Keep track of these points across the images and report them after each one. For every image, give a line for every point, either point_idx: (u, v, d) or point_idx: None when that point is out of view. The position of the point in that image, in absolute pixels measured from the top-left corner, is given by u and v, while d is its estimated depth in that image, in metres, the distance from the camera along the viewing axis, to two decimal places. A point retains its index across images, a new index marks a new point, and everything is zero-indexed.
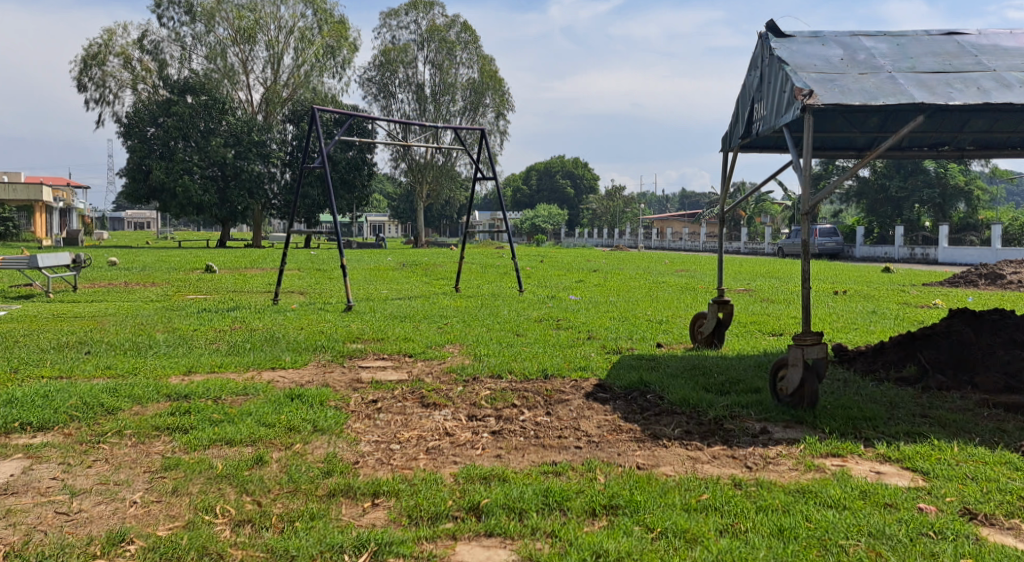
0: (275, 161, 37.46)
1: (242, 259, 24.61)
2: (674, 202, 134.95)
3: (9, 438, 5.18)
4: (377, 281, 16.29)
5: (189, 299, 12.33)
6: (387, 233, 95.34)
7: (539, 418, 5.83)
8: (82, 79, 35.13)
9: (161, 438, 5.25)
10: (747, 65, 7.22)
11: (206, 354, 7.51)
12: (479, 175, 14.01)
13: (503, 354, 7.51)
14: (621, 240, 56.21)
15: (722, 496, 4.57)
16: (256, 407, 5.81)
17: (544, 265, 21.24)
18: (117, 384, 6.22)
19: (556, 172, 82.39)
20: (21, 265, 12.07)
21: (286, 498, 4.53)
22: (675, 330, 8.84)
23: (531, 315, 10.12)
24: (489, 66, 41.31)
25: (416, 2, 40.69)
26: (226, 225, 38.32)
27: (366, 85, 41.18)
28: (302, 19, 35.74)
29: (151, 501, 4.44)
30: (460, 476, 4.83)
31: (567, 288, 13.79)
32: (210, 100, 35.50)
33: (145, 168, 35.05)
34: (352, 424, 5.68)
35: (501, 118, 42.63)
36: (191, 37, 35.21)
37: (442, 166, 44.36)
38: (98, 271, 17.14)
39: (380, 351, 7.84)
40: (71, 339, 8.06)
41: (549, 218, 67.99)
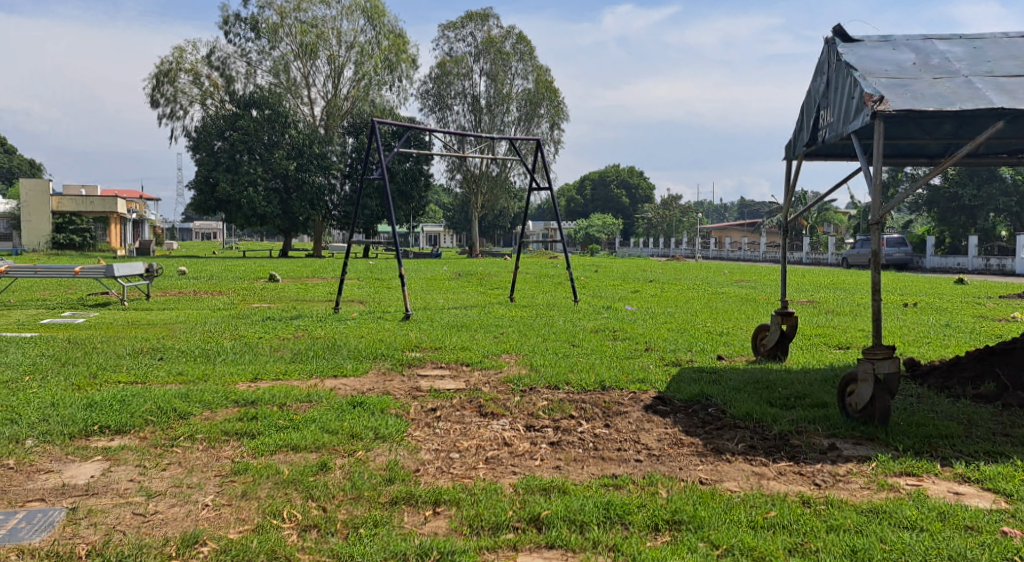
0: (335, 172, 38.14)
1: (303, 269, 25.08)
2: (733, 211, 133.18)
3: (89, 440, 5.38)
4: (433, 290, 16.46)
5: (254, 307, 12.68)
6: (444, 243, 96.27)
7: (597, 429, 5.82)
8: (155, 95, 36.36)
9: (231, 443, 5.41)
10: (813, 71, 7.10)
11: (271, 362, 7.71)
12: (535, 185, 13.96)
13: (560, 364, 7.51)
14: (679, 250, 55.62)
15: (791, 514, 4.50)
16: (320, 414, 5.93)
17: (599, 275, 21.17)
18: (189, 390, 6.44)
19: (612, 182, 81.84)
20: (97, 273, 12.49)
21: (350, 504, 4.61)
22: (736, 342, 8.73)
23: (587, 325, 10.11)
24: (545, 76, 41.42)
25: (473, 14, 41.09)
26: (289, 235, 39.15)
27: (423, 97, 41.67)
28: (362, 34, 36.39)
29: (222, 503, 4.57)
30: (520, 487, 4.86)
31: (623, 298, 13.75)
32: (274, 114, 36.40)
33: (212, 180, 36.09)
34: (413, 432, 5.76)
35: (556, 129, 42.71)
36: (256, 53, 36.14)
37: (497, 177, 44.51)
38: (169, 280, 17.71)
39: (438, 360, 7.94)
40: (145, 346, 8.32)
41: (604, 228, 67.66)
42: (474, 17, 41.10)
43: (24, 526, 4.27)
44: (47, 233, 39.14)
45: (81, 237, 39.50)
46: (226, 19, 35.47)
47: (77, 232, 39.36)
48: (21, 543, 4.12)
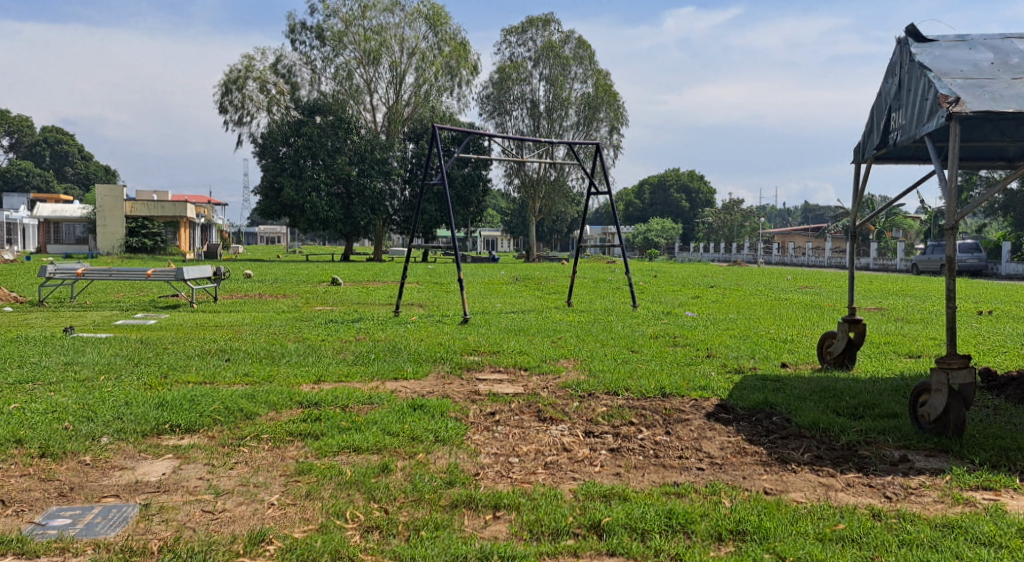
0: (396, 178, 38.56)
1: (365, 273, 25.41)
2: (796, 215, 130.59)
3: (160, 438, 5.55)
4: (491, 294, 16.52)
5: (317, 310, 12.93)
6: (501, 248, 96.67)
7: (658, 436, 5.76)
8: (224, 102, 37.37)
9: (295, 443, 5.52)
10: (884, 72, 6.91)
11: (334, 364, 7.84)
12: (594, 190, 13.90)
13: (619, 370, 7.46)
14: (740, 256, 54.75)
15: (860, 527, 4.38)
16: (380, 416, 6.01)
17: (657, 280, 21.00)
18: (255, 391, 6.58)
19: (671, 185, 80.85)
20: (168, 276, 12.87)
21: (411, 506, 4.65)
22: (801, 350, 8.54)
23: (646, 331, 10.02)
24: (604, 80, 41.24)
25: (535, 19, 41.19)
26: (350, 240, 39.74)
27: (482, 102, 41.90)
28: (424, 40, 36.77)
29: (287, 503, 4.66)
30: (580, 493, 4.84)
31: (684, 304, 13.57)
32: (337, 120, 37.05)
33: (277, 185, 36.91)
34: (472, 435, 5.79)
35: (615, 132, 42.49)
36: (321, 60, 36.85)
37: (555, 181, 44.46)
38: (235, 283, 18.17)
39: (497, 364, 7.96)
40: (213, 347, 8.56)
41: (663, 232, 67.11)
42: (535, 22, 41.18)
43: (100, 521, 4.40)
44: (121, 236, 40.40)
45: (152, 241, 41.31)
46: (293, 27, 36.25)
47: (149, 236, 41.20)
48: (98, 537, 4.23)
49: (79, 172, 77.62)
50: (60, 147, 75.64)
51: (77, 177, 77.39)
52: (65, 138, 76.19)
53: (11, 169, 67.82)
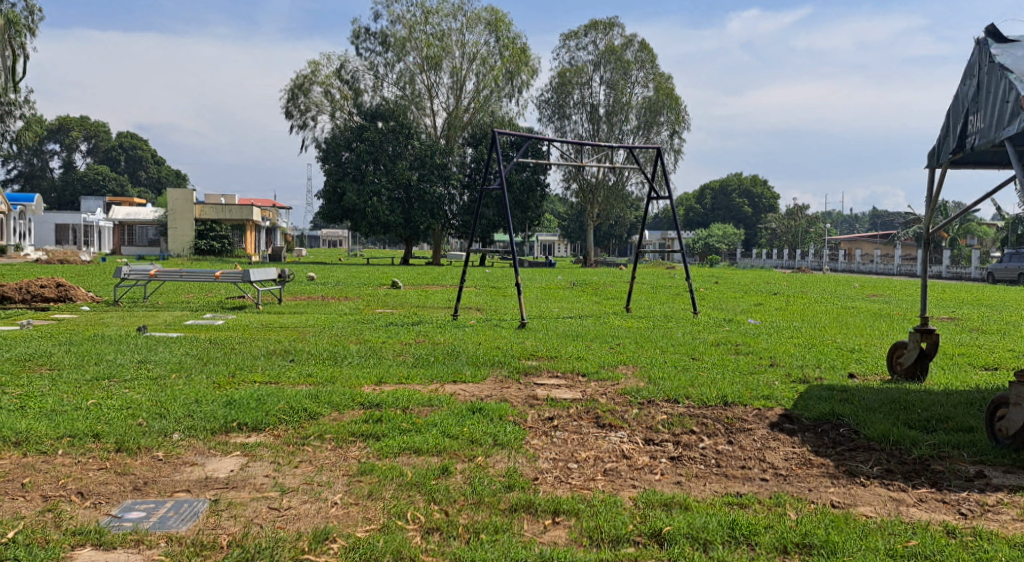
0: (455, 183, 38.83)
1: (424, 275, 25.66)
2: (864, 222, 127.25)
3: (228, 436, 5.68)
4: (548, 299, 16.49)
5: (378, 313, 13.07)
6: (558, 252, 96.60)
7: (720, 446, 5.68)
8: (289, 107, 38.23)
9: (357, 443, 5.60)
10: (962, 74, 6.70)
11: (394, 366, 7.93)
12: (654, 195, 13.76)
13: (679, 378, 7.36)
14: (805, 262, 53.61)
15: (933, 544, 4.25)
16: (440, 418, 6.06)
17: (719, 287, 20.68)
18: (319, 391, 6.69)
19: (733, 190, 79.63)
20: (235, 278, 13.16)
21: (471, 509, 4.68)
22: (869, 360, 8.32)
23: (707, 339, 9.88)
24: (666, 84, 40.89)
25: (597, 23, 41.07)
26: (410, 244, 40.11)
27: (542, 106, 41.99)
28: (485, 46, 37.02)
29: (350, 502, 4.73)
30: (640, 501, 4.80)
31: (746, 311, 13.35)
32: (398, 125, 37.56)
33: (339, 190, 37.61)
34: (530, 440, 5.79)
35: (676, 136, 42.07)
36: (384, 66, 37.40)
37: (613, 186, 44.25)
38: (299, 285, 18.52)
39: (554, 369, 7.95)
40: (277, 347, 8.76)
41: (724, 238, 66.29)
42: (597, 26, 41.13)
43: (172, 515, 4.52)
44: (190, 239, 41.86)
45: (220, 243, 42.09)
46: (357, 34, 36.89)
47: (217, 238, 42.13)
48: (170, 530, 4.35)
49: (150, 177, 80.64)
50: (134, 152, 78.17)
51: (150, 181, 80.17)
52: (139, 143, 78.69)
53: (89, 173, 70.34)
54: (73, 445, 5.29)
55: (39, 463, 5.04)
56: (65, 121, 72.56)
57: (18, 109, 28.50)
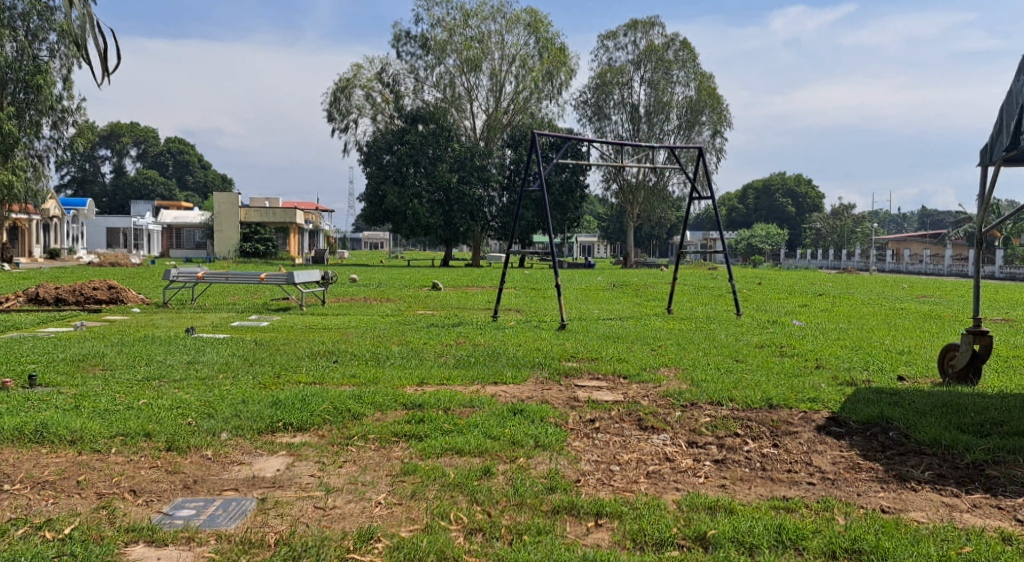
0: (494, 184, 38.90)
1: (463, 277, 25.75)
2: (913, 222, 124.76)
3: (274, 435, 5.76)
4: (588, 301, 16.49)
5: (419, 315, 13.15)
6: (598, 253, 96.30)
7: (765, 449, 5.61)
8: (332, 111, 38.69)
9: (400, 443, 5.64)
10: (1017, 68, 6.53)
11: (435, 367, 7.97)
12: (696, 195, 13.62)
13: (723, 380, 7.29)
14: (851, 263, 52.75)
15: (988, 551, 4.15)
16: (482, 419, 6.07)
17: (763, 288, 20.48)
18: (361, 392, 6.75)
19: (776, 190, 78.63)
20: (279, 280, 13.35)
21: (513, 510, 4.68)
22: (919, 363, 8.14)
23: (751, 340, 9.77)
24: (708, 83, 40.52)
25: (636, 23, 40.91)
26: (450, 245, 40.25)
27: (581, 107, 41.92)
28: (525, 47, 37.05)
29: (394, 502, 4.76)
30: (683, 504, 4.76)
31: (791, 313, 13.16)
32: (438, 128, 37.76)
33: (381, 193, 37.95)
34: (572, 442, 5.77)
35: (718, 136, 41.65)
36: (424, 69, 37.65)
37: (654, 186, 43.95)
38: (342, 287, 18.75)
39: (595, 371, 7.91)
40: (321, 348, 8.88)
41: (767, 238, 65.30)
42: (637, 26, 40.95)
43: (221, 513, 4.59)
44: (236, 242, 42.58)
45: (265, 246, 42.97)
46: (398, 37, 37.22)
47: (262, 241, 43.00)
48: (219, 528, 4.42)
49: (198, 180, 81.37)
50: (182, 157, 79.73)
51: (197, 185, 81.76)
52: (186, 148, 80.28)
53: (138, 178, 71.95)
54: (126, 444, 5.41)
55: (93, 460, 5.17)
56: (116, 127, 75.72)
57: (71, 116, 29.27)
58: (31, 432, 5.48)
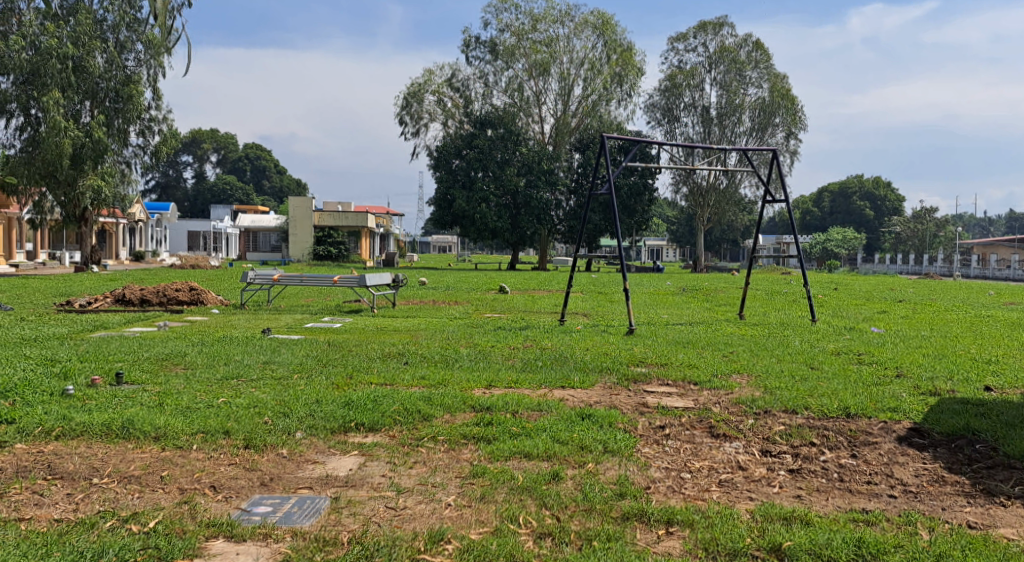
0: (562, 188, 38.84)
1: (531, 281, 25.75)
2: (1000, 226, 119.86)
3: (346, 435, 5.86)
4: (658, 305, 16.30)
5: (487, 317, 13.23)
6: (667, 257, 95.31)
7: (843, 459, 5.44)
8: (403, 115, 39.24)
9: (469, 446, 5.66)
10: None
11: (503, 370, 7.99)
12: (769, 198, 13.31)
13: (798, 388, 7.10)
14: (933, 268, 50.88)
15: None
16: (550, 424, 6.06)
17: (839, 293, 19.97)
18: (431, 393, 6.82)
19: (854, 193, 76.56)
20: (351, 282, 13.57)
21: (583, 515, 4.65)
22: (1008, 373, 7.79)
23: (827, 347, 9.48)
24: (782, 84, 39.65)
25: (706, 24, 40.36)
26: (517, 249, 40.35)
27: (650, 110, 41.58)
28: (593, 51, 36.91)
29: (462, 505, 4.79)
30: (757, 514, 4.66)
31: (869, 320, 12.75)
32: (507, 132, 37.94)
33: (450, 197, 38.36)
34: (642, 448, 5.71)
35: (793, 137, 40.73)
36: (493, 74, 37.89)
37: (725, 190, 43.25)
38: (412, 290, 18.96)
39: (665, 377, 7.79)
40: (392, 350, 8.99)
41: (844, 242, 63.33)
42: (707, 27, 40.40)
43: (296, 511, 4.68)
44: (309, 246, 43.55)
45: (337, 249, 43.29)
46: (467, 43, 37.56)
47: (334, 245, 43.39)
48: (295, 526, 4.50)
49: (274, 186, 83.48)
50: (259, 163, 81.93)
51: (273, 190, 83.91)
52: (263, 154, 82.43)
53: (218, 184, 74.28)
54: (207, 441, 5.58)
55: (176, 456, 5.34)
56: (198, 134, 78.36)
57: (157, 125, 30.45)
58: (118, 428, 5.69)
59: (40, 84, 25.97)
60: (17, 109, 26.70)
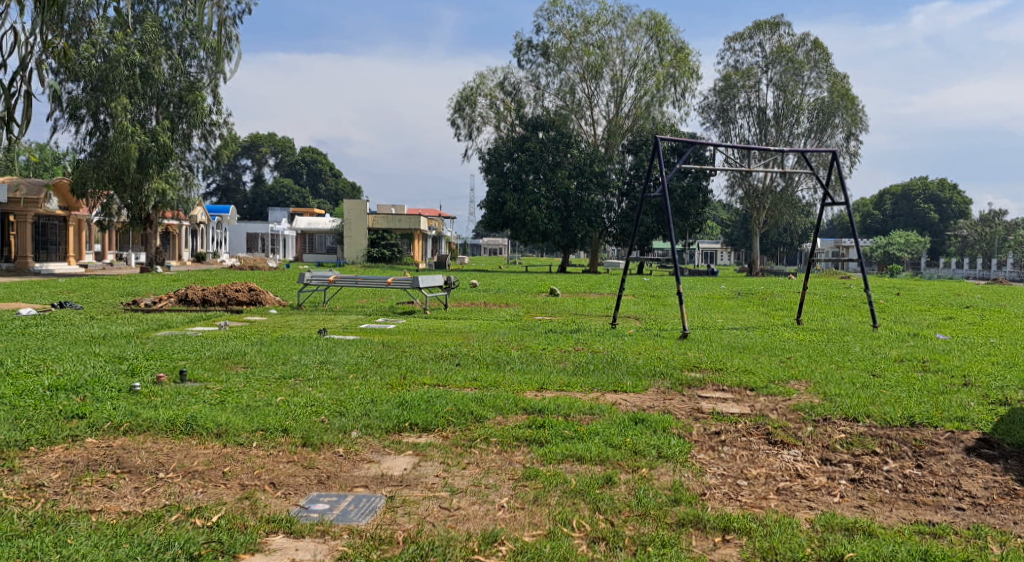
0: (614, 190, 38.64)
1: (583, 283, 25.67)
2: None
3: (400, 435, 5.90)
4: (712, 309, 16.10)
5: (538, 320, 13.23)
6: (721, 261, 94.22)
7: (907, 470, 5.29)
8: (456, 119, 39.49)
9: (521, 447, 5.66)
10: None
11: (555, 373, 7.95)
12: (828, 199, 13.00)
13: (859, 395, 6.93)
14: (1002, 273, 49.25)
15: None
16: (603, 427, 6.01)
17: (901, 298, 19.43)
18: (483, 394, 6.85)
19: (917, 196, 74.69)
20: (405, 284, 13.69)
21: (636, 521, 4.61)
22: None
23: (890, 354, 9.24)
24: (841, 84, 38.81)
25: (763, 23, 39.75)
26: (568, 252, 40.23)
27: (705, 111, 41.10)
28: (646, 52, 36.64)
29: (516, 506, 4.78)
30: (818, 523, 4.55)
31: (933, 326, 12.36)
32: (559, 135, 37.91)
33: (501, 200, 38.51)
34: (696, 454, 5.63)
35: (853, 138, 39.84)
36: (545, 77, 37.89)
37: (782, 192, 42.52)
38: (463, 292, 19.02)
39: (720, 382, 7.67)
40: (445, 351, 9.04)
41: (907, 245, 61.69)
42: (763, 27, 39.79)
43: (352, 509, 4.73)
44: (364, 247, 44.09)
45: (391, 251, 43.85)
46: (519, 46, 37.63)
47: (387, 247, 44.06)
48: (351, 523, 4.55)
49: (330, 189, 84.85)
50: (315, 166, 83.34)
51: (328, 193, 85.18)
52: (319, 157, 83.81)
53: (276, 187, 75.80)
54: (266, 438, 5.68)
55: (237, 453, 5.45)
56: (256, 138, 80.12)
57: (219, 129, 31.16)
58: (182, 424, 5.83)
59: (109, 90, 26.85)
60: (87, 115, 27.63)
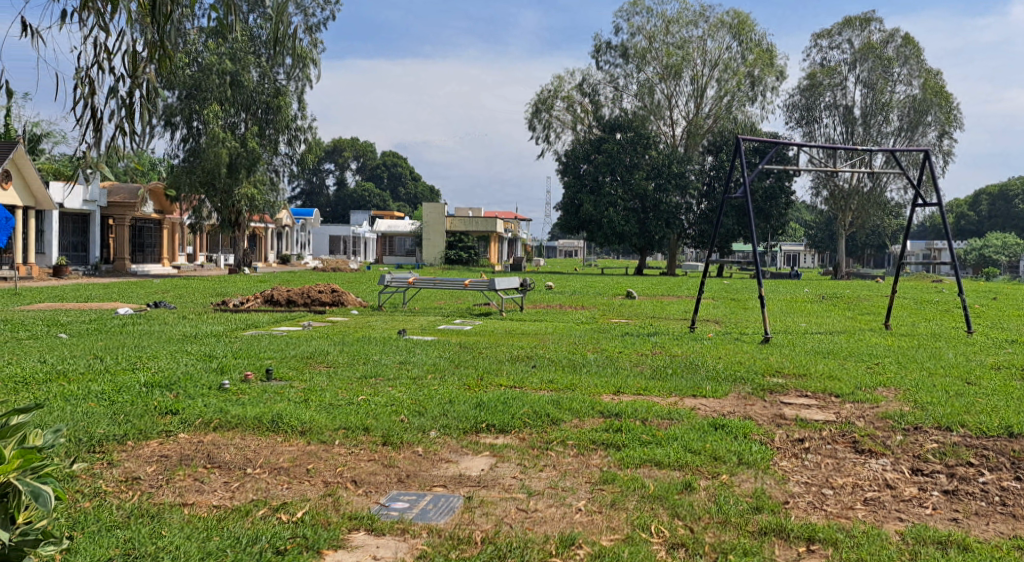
0: (693, 191, 38.12)
1: (659, 286, 25.29)
2: None
3: (478, 436, 5.94)
4: (794, 313, 15.67)
5: (614, 322, 13.14)
6: (804, 263, 91.80)
7: (1005, 482, 5.05)
8: (534, 122, 39.65)
9: (598, 451, 5.63)
10: None
11: (632, 377, 7.87)
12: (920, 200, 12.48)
13: (952, 403, 6.64)
14: None
15: None
16: (681, 433, 5.93)
17: (999, 303, 18.48)
18: (560, 397, 6.83)
19: (1016, 196, 71.16)
20: (482, 286, 13.76)
21: (717, 528, 4.52)
22: None
23: (986, 361, 8.80)
24: (935, 80, 37.33)
25: (851, 19, 38.56)
26: (644, 254, 39.79)
27: (790, 110, 40.14)
28: (728, 51, 35.99)
29: (593, 510, 4.75)
30: (909, 536, 4.38)
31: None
32: (637, 136, 37.66)
33: (577, 202, 38.46)
34: (780, 461, 5.49)
35: (946, 137, 38.25)
36: (624, 78, 37.64)
37: (869, 193, 41.12)
38: (540, 294, 19.03)
39: (803, 388, 7.47)
40: (521, 353, 9.05)
41: (1004, 248, 58.79)
42: (852, 23, 38.59)
43: (431, 508, 4.79)
44: (442, 249, 44.59)
45: (468, 253, 44.20)
46: (598, 48, 37.50)
47: (465, 249, 44.45)
48: (431, 523, 4.61)
49: (410, 192, 86.15)
50: (396, 170, 84.73)
51: (408, 196, 86.50)
52: (400, 161, 85.12)
53: (357, 191, 77.44)
54: (348, 437, 5.80)
55: (320, 451, 5.58)
56: (339, 142, 81.96)
57: (304, 134, 31.97)
58: (268, 421, 6.01)
59: (201, 98, 27.95)
60: (181, 122, 28.80)
